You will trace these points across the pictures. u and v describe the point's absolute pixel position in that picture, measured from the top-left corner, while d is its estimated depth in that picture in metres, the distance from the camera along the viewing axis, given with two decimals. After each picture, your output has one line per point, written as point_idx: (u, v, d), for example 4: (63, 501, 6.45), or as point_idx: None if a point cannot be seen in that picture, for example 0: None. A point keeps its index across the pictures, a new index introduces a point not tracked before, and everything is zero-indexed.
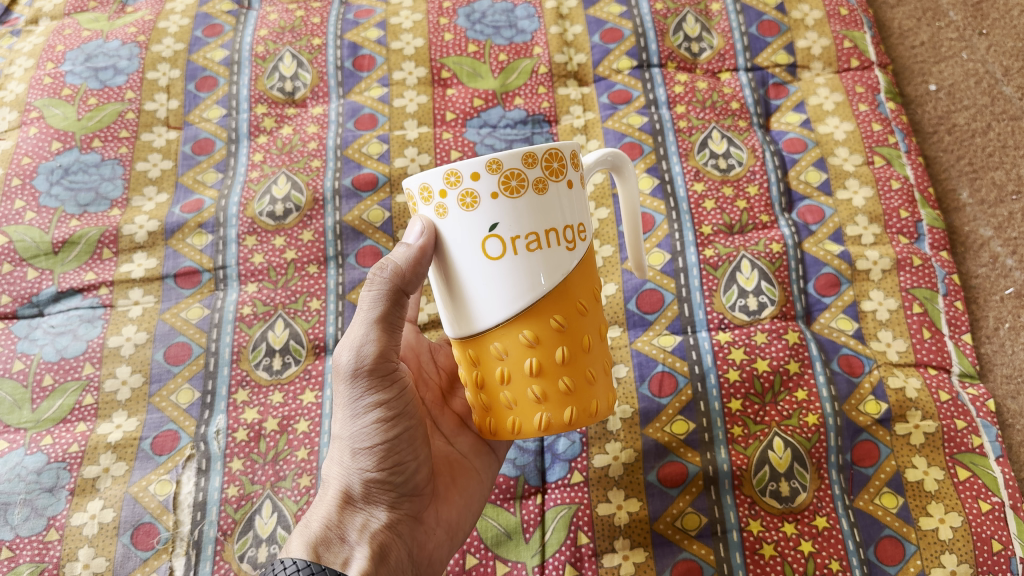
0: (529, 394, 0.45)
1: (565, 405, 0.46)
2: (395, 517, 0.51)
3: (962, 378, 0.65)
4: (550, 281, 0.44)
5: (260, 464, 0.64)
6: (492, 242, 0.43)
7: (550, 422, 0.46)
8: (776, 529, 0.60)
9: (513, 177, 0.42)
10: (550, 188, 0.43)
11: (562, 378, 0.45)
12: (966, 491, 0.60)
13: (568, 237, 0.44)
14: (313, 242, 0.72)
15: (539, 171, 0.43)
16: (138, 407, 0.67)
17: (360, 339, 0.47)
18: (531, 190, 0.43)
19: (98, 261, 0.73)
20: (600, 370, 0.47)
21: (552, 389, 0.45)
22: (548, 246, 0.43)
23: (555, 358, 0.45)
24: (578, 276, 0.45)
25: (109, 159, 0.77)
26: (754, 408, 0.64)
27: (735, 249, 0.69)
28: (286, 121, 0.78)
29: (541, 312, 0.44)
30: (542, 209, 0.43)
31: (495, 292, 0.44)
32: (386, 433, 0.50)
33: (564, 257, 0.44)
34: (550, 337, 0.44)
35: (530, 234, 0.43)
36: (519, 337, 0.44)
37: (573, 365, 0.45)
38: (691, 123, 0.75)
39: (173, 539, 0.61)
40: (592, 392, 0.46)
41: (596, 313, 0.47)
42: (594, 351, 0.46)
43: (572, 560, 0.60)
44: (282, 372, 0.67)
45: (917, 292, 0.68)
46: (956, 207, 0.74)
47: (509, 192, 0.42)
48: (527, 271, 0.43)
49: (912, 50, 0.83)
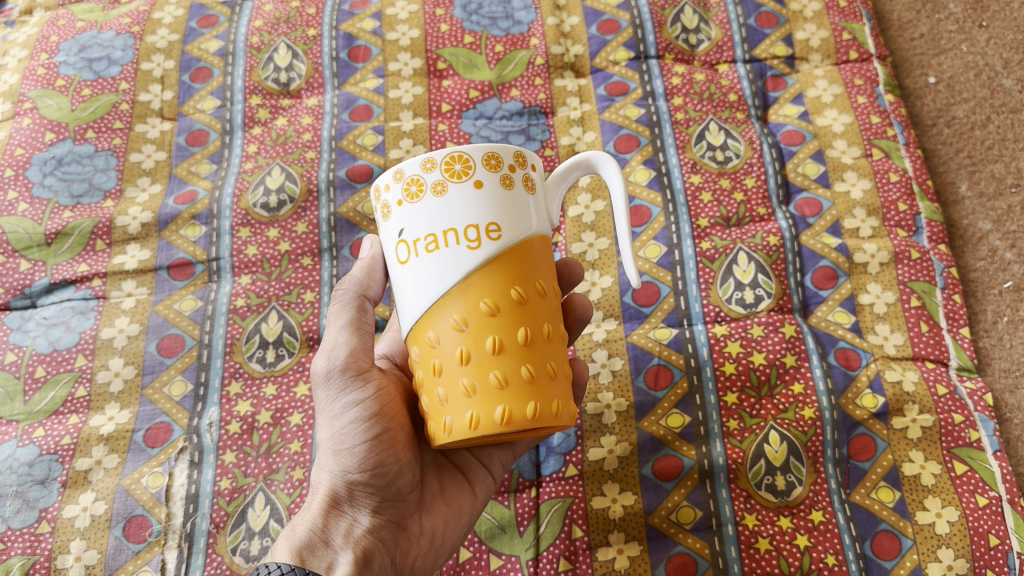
0: (435, 397, 0.45)
1: (467, 408, 0.44)
2: (378, 522, 0.52)
3: (959, 372, 0.65)
4: (450, 279, 0.44)
5: (253, 456, 0.63)
6: (402, 247, 0.46)
7: (451, 426, 0.44)
8: (771, 522, 0.60)
9: (413, 183, 0.45)
10: (450, 190, 0.44)
11: (463, 378, 0.44)
12: (963, 485, 0.60)
13: (471, 236, 0.44)
14: (308, 233, 0.71)
15: (437, 174, 0.44)
16: (131, 399, 0.66)
17: (332, 344, 0.50)
18: (430, 194, 0.44)
19: (91, 253, 0.72)
20: (517, 378, 0.43)
21: (454, 390, 0.44)
22: (446, 246, 0.44)
23: (455, 358, 0.44)
24: (487, 276, 0.44)
25: (102, 150, 0.77)
26: (750, 401, 0.63)
27: (732, 242, 0.69)
28: (281, 112, 0.77)
29: (443, 312, 0.44)
30: (442, 211, 0.44)
31: (408, 296, 0.46)
32: (366, 434, 0.50)
33: (465, 256, 0.44)
34: (450, 336, 0.44)
35: (428, 235, 0.44)
36: (426, 337, 0.45)
37: (471, 366, 0.43)
38: (689, 115, 0.75)
39: (165, 532, 0.61)
40: (499, 398, 0.43)
41: (518, 318, 0.44)
42: (507, 355, 0.43)
43: (566, 553, 0.59)
44: (276, 364, 0.67)
45: (915, 285, 0.68)
46: (954, 199, 0.74)
47: (410, 198, 0.45)
48: (426, 271, 0.44)
49: (912, 41, 0.82)
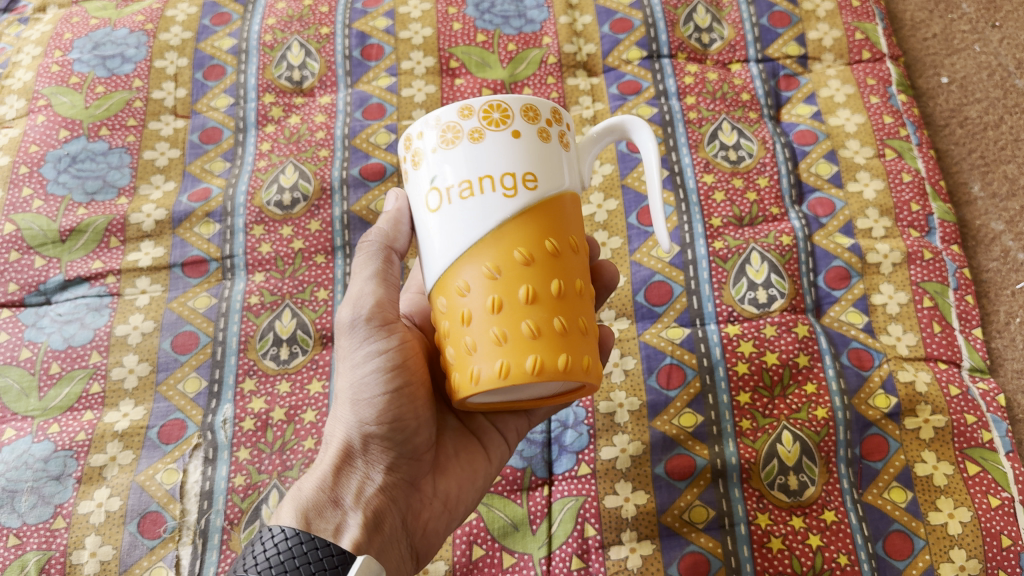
0: (463, 347, 0.44)
1: (496, 356, 0.43)
2: (391, 481, 0.52)
3: (972, 372, 0.65)
4: (483, 226, 0.43)
5: (267, 454, 0.64)
6: (433, 195, 0.45)
7: (480, 376, 0.43)
8: (784, 522, 0.60)
9: (449, 130, 0.44)
10: (487, 137, 0.44)
11: (494, 327, 0.43)
12: (976, 486, 0.60)
13: (507, 183, 0.43)
14: (321, 231, 0.71)
15: (475, 121, 0.44)
16: (145, 396, 0.67)
17: (357, 294, 0.50)
18: (466, 141, 0.44)
19: (106, 250, 0.73)
20: (550, 328, 0.43)
21: (484, 339, 0.43)
22: (481, 193, 0.43)
23: (486, 307, 0.43)
24: (522, 225, 0.43)
25: (116, 147, 0.77)
26: (763, 401, 0.64)
27: (745, 241, 0.69)
28: (295, 110, 0.78)
29: (475, 259, 0.43)
30: (477, 158, 0.43)
31: (438, 244, 0.45)
32: (386, 385, 0.50)
33: (500, 204, 0.43)
34: (481, 284, 0.43)
35: (463, 182, 0.43)
36: (456, 285, 0.44)
37: (504, 315, 0.43)
38: (701, 114, 0.75)
39: (179, 528, 0.61)
40: (531, 348, 0.42)
41: (551, 270, 0.44)
42: (540, 305, 0.43)
43: (578, 552, 0.60)
44: (290, 362, 0.67)
45: (927, 285, 0.68)
46: (967, 200, 0.74)
47: (446, 144, 0.44)
48: (459, 217, 0.44)
49: (924, 41, 0.82)
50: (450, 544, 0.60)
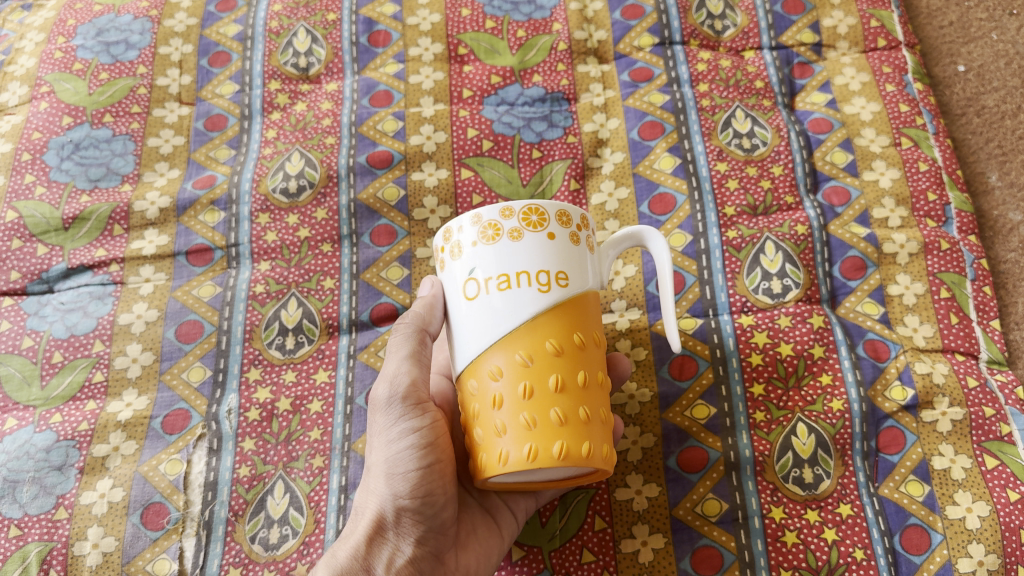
0: (492, 428, 0.47)
1: (526, 439, 0.46)
2: (419, 554, 0.52)
3: (990, 365, 0.64)
4: (519, 318, 0.47)
5: (272, 444, 0.63)
6: (471, 285, 0.49)
7: (508, 457, 0.46)
8: (798, 516, 0.59)
9: (490, 227, 0.48)
10: (526, 237, 0.48)
11: (524, 412, 0.46)
12: (994, 480, 0.59)
13: (542, 280, 0.48)
14: (328, 220, 0.70)
15: (515, 222, 0.48)
16: (149, 385, 0.66)
17: (393, 372, 0.51)
18: (506, 239, 0.48)
19: (109, 237, 0.72)
20: (576, 417, 0.47)
21: (515, 422, 0.47)
22: (519, 287, 0.47)
23: (517, 393, 0.47)
24: (553, 319, 0.48)
25: (120, 134, 0.76)
26: (777, 393, 0.62)
27: (759, 231, 0.68)
28: (301, 97, 0.77)
29: (509, 348, 0.47)
30: (516, 255, 0.48)
31: (472, 330, 0.49)
32: (420, 461, 0.51)
33: (535, 297, 0.47)
34: (514, 370, 0.47)
35: (500, 276, 0.48)
36: (488, 371, 0.48)
37: (534, 401, 0.46)
38: (714, 102, 0.74)
39: (183, 519, 0.60)
40: (558, 434, 0.46)
41: (578, 362, 0.48)
42: (567, 395, 0.47)
43: (589, 545, 0.59)
44: (296, 351, 0.66)
45: (944, 276, 0.66)
46: (984, 189, 0.72)
47: (486, 241, 0.48)
48: (495, 308, 0.48)
49: (940, 30, 0.81)
50: None
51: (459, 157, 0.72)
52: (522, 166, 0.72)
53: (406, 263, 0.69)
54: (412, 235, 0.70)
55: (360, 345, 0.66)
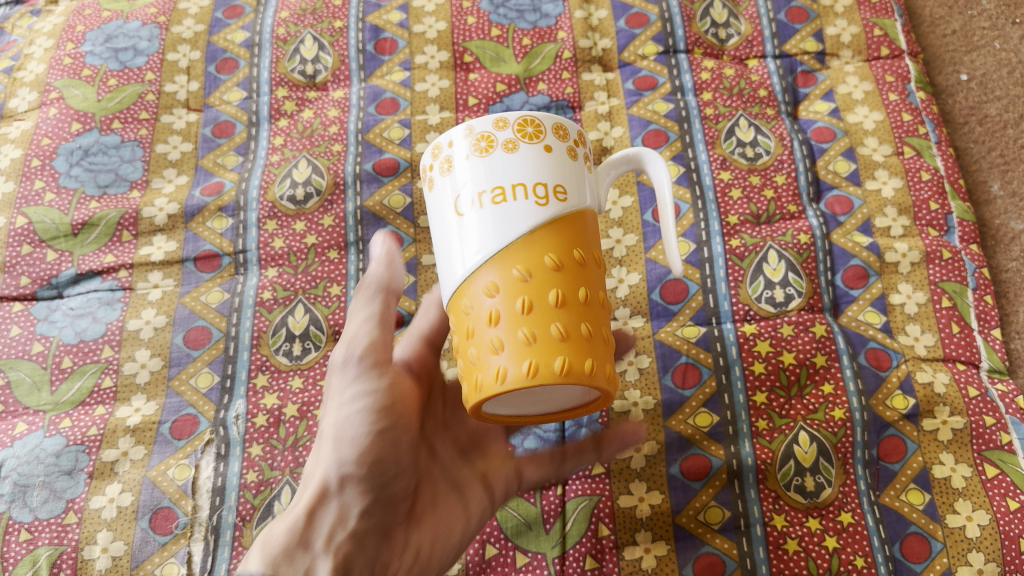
0: (489, 347, 0.45)
1: (525, 356, 0.44)
2: (364, 530, 0.51)
3: (990, 374, 0.65)
4: (516, 231, 0.44)
5: (280, 449, 0.63)
6: (462, 200, 0.46)
7: (506, 374, 0.44)
8: (800, 524, 0.59)
9: (484, 138, 0.46)
10: (522, 148, 0.45)
11: (523, 328, 0.44)
12: (994, 489, 0.60)
13: (540, 193, 0.45)
14: (334, 227, 0.71)
15: (510, 133, 0.46)
16: (157, 391, 0.66)
17: (353, 335, 0.53)
18: (500, 150, 0.46)
19: (117, 243, 0.72)
20: (577, 334, 0.44)
21: (513, 338, 0.44)
22: (514, 199, 0.44)
23: (516, 308, 0.44)
24: (552, 232, 0.45)
25: (129, 140, 0.77)
26: (779, 402, 0.63)
27: (762, 240, 0.68)
28: (308, 104, 0.77)
29: (505, 262, 0.44)
30: (512, 166, 0.45)
31: (465, 247, 0.46)
32: (371, 423, 0.51)
33: (533, 212, 0.45)
34: (512, 286, 0.44)
35: (496, 188, 0.45)
36: (483, 286, 0.45)
37: (535, 317, 0.44)
38: (718, 110, 0.74)
39: (192, 524, 0.61)
40: (560, 349, 0.44)
41: (578, 279, 0.45)
42: (568, 311, 0.44)
43: (592, 552, 0.59)
44: (303, 357, 0.67)
45: (946, 285, 0.67)
46: (986, 199, 0.73)
47: (479, 152, 0.46)
48: (490, 221, 0.45)
49: (943, 38, 0.81)
50: None
51: None
52: None
53: (412, 269, 0.69)
54: (418, 242, 0.70)
55: None
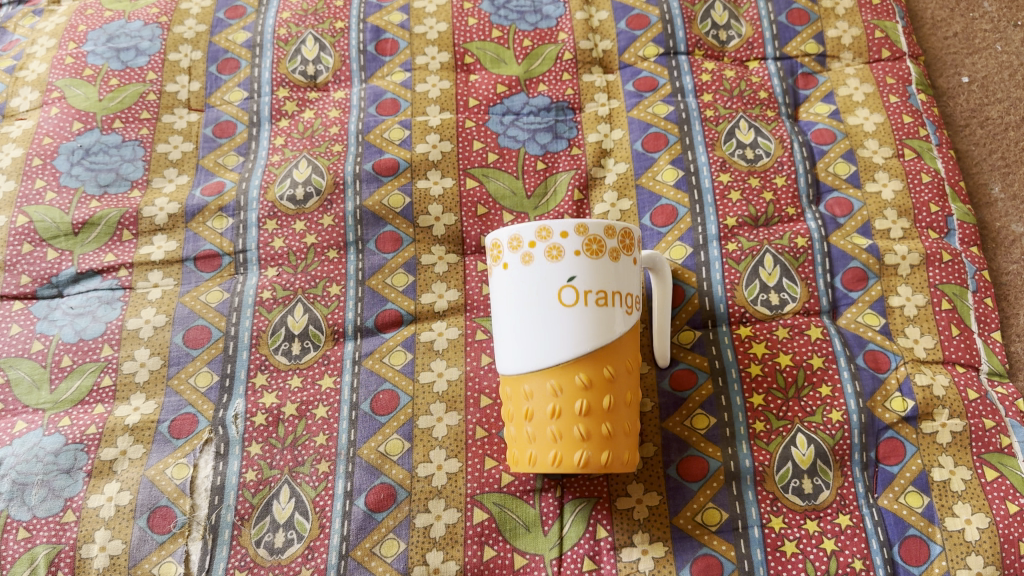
0: (548, 431, 0.54)
1: (581, 448, 0.53)
2: None
3: (990, 376, 0.65)
4: (582, 338, 0.53)
5: (279, 449, 0.64)
6: (568, 291, 0.53)
7: (561, 458, 0.54)
8: (798, 526, 0.59)
9: (594, 242, 0.54)
10: (592, 260, 0.54)
11: (578, 426, 0.53)
12: (994, 492, 0.60)
13: (601, 305, 0.54)
14: (334, 227, 0.71)
15: (615, 243, 0.55)
16: (156, 390, 0.67)
17: None
18: (607, 257, 0.54)
19: (118, 243, 0.72)
20: (618, 431, 0.55)
21: (569, 433, 0.53)
22: (611, 307, 0.54)
23: (575, 409, 0.53)
24: (629, 341, 0.56)
25: (130, 140, 0.77)
26: (777, 403, 0.63)
27: (759, 243, 0.68)
28: (308, 105, 0.77)
29: (570, 367, 0.53)
30: (582, 276, 0.53)
31: (556, 338, 0.53)
32: None
33: (596, 320, 0.53)
34: (580, 387, 0.53)
35: (567, 296, 0.53)
36: (547, 385, 0.53)
37: (603, 414, 0.54)
38: (718, 112, 0.74)
39: (189, 523, 0.62)
40: (605, 446, 0.54)
41: (625, 381, 0.55)
42: (614, 412, 0.54)
43: (590, 553, 0.60)
44: (301, 357, 0.67)
45: (946, 288, 0.67)
46: (987, 201, 0.73)
47: (553, 258, 0.54)
48: (559, 326, 0.53)
49: (945, 40, 0.81)
50: (462, 543, 0.60)
51: (465, 167, 0.73)
52: (527, 178, 0.72)
53: (411, 270, 0.70)
54: (417, 242, 0.70)
55: (365, 351, 0.67)
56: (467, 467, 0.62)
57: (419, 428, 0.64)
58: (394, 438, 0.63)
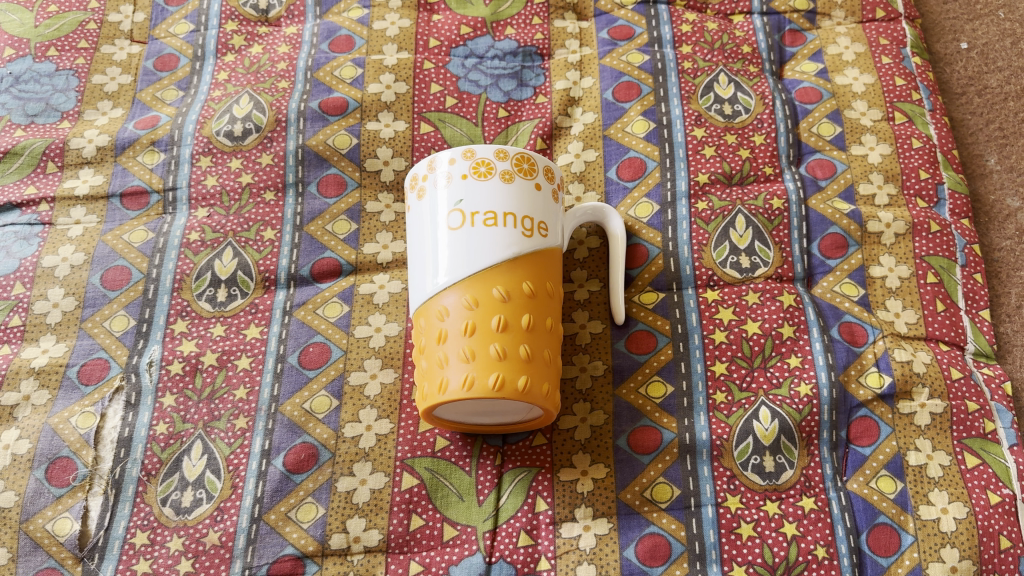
0: (490, 351, 0.51)
1: (519, 372, 0.51)
2: None
3: (976, 357, 0.59)
4: (501, 253, 0.53)
5: (194, 401, 0.58)
6: (456, 214, 0.54)
7: (504, 382, 0.50)
8: (756, 507, 0.54)
9: (482, 164, 0.55)
10: (515, 181, 0.55)
11: (495, 344, 0.51)
12: (974, 480, 0.54)
13: (526, 225, 0.54)
14: (273, 166, 0.65)
15: (506, 165, 0.55)
16: (68, 332, 0.61)
17: None
18: (497, 177, 0.55)
19: (41, 175, 0.67)
20: (539, 357, 0.52)
21: (484, 352, 0.51)
22: (505, 225, 0.54)
23: (491, 325, 0.51)
24: (543, 265, 0.55)
25: (63, 69, 0.71)
26: (740, 373, 0.57)
27: (731, 203, 0.63)
28: (257, 40, 0.72)
29: (487, 282, 0.52)
30: (506, 194, 0.54)
31: (458, 256, 0.53)
32: None
33: (518, 238, 0.54)
34: (499, 305, 0.52)
35: (488, 212, 0.54)
36: (462, 302, 0.52)
37: (532, 335, 0.52)
38: (697, 65, 0.69)
39: (91, 477, 0.56)
40: (523, 369, 0.51)
41: (545, 307, 0.54)
42: (535, 336, 0.52)
43: (527, 528, 0.54)
44: (227, 304, 0.61)
45: (933, 260, 0.61)
46: (982, 172, 0.67)
47: (477, 176, 0.55)
48: (479, 240, 0.53)
49: (944, 5, 0.76)
50: (387, 511, 0.54)
51: (419, 110, 0.67)
52: (486, 125, 0.67)
53: (354, 217, 0.64)
54: (363, 187, 0.65)
55: (297, 301, 0.61)
56: (399, 429, 0.57)
57: (349, 385, 0.58)
58: (321, 395, 0.58)
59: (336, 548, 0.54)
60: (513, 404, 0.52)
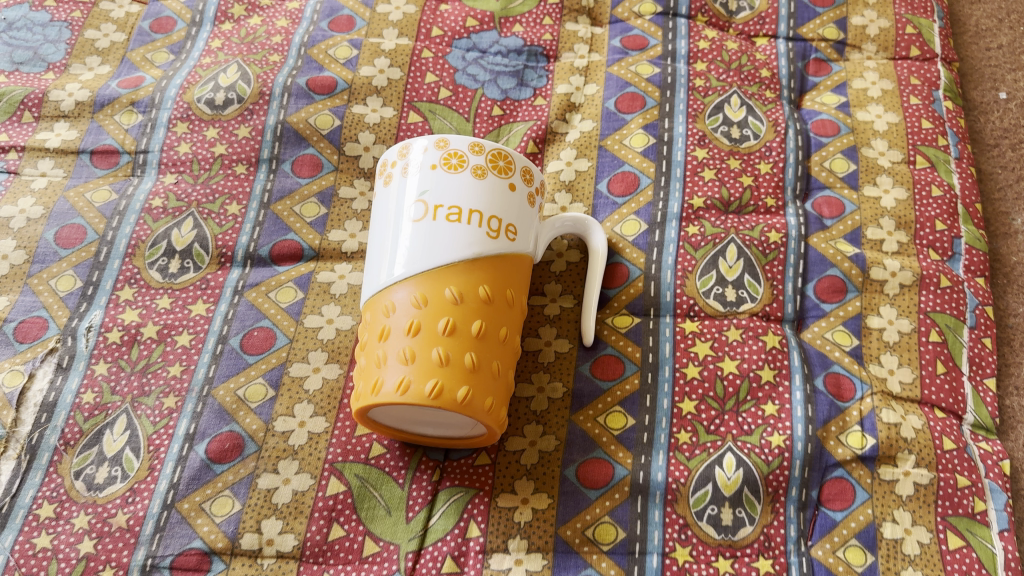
0: (432, 355, 0.47)
1: (460, 381, 0.47)
2: None
3: (975, 429, 0.53)
4: (460, 252, 0.49)
5: (126, 373, 0.55)
6: (419, 206, 0.50)
7: (441, 390, 0.46)
8: (706, 562, 0.49)
9: (455, 156, 0.51)
10: (488, 177, 0.51)
11: (438, 348, 0.47)
12: (954, 563, 0.49)
13: (492, 225, 0.50)
14: (249, 139, 0.62)
15: (480, 160, 0.51)
16: (12, 286, 0.58)
17: None
18: (469, 172, 0.51)
19: (16, 124, 0.64)
20: (485, 368, 0.48)
21: (426, 355, 0.47)
22: (469, 223, 0.50)
23: (437, 327, 0.47)
24: (505, 271, 0.51)
25: (58, 21, 0.70)
26: (709, 414, 0.52)
27: (724, 231, 0.58)
28: (257, 11, 0.70)
29: (440, 280, 0.48)
30: (475, 190, 0.51)
31: (414, 250, 0.49)
32: None
33: (481, 238, 0.50)
34: (448, 306, 0.48)
35: (453, 206, 0.50)
36: (411, 299, 0.48)
37: (481, 343, 0.48)
38: (709, 83, 0.64)
39: (6, 439, 0.52)
40: (465, 379, 0.47)
41: (502, 316, 0.50)
42: (485, 344, 0.48)
43: (454, 553, 0.49)
44: (178, 277, 0.58)
45: (939, 317, 0.56)
46: (1006, 231, 0.62)
47: (448, 167, 0.51)
48: (439, 235, 0.49)
49: (987, 51, 0.71)
50: (306, 516, 0.50)
51: (411, 99, 0.64)
52: (478, 121, 0.63)
53: (325, 201, 0.61)
54: (339, 171, 0.62)
55: (251, 281, 0.58)
56: (335, 430, 0.53)
57: (289, 376, 0.54)
58: (257, 382, 0.54)
59: (246, 549, 0.49)
60: (452, 416, 0.48)
